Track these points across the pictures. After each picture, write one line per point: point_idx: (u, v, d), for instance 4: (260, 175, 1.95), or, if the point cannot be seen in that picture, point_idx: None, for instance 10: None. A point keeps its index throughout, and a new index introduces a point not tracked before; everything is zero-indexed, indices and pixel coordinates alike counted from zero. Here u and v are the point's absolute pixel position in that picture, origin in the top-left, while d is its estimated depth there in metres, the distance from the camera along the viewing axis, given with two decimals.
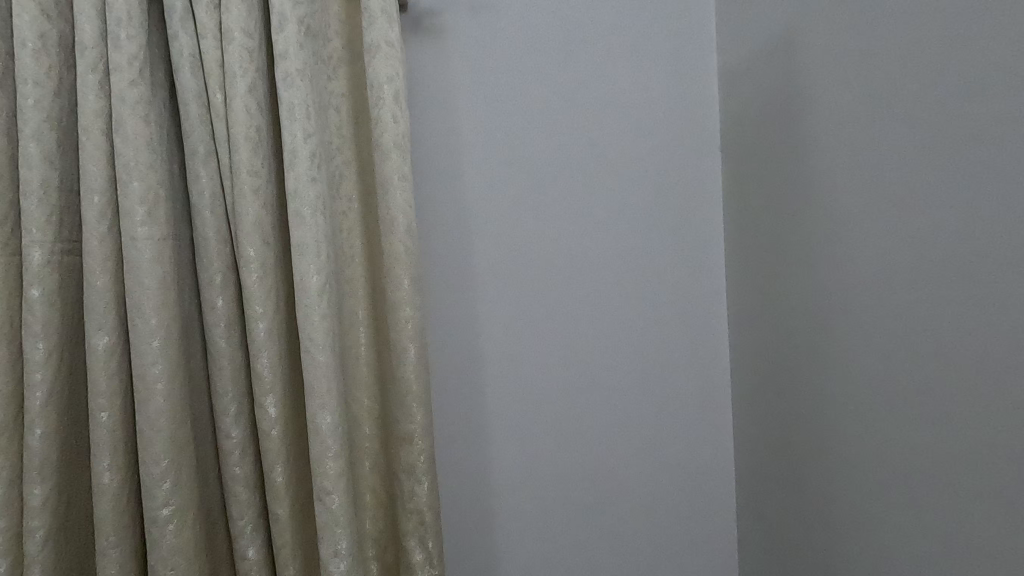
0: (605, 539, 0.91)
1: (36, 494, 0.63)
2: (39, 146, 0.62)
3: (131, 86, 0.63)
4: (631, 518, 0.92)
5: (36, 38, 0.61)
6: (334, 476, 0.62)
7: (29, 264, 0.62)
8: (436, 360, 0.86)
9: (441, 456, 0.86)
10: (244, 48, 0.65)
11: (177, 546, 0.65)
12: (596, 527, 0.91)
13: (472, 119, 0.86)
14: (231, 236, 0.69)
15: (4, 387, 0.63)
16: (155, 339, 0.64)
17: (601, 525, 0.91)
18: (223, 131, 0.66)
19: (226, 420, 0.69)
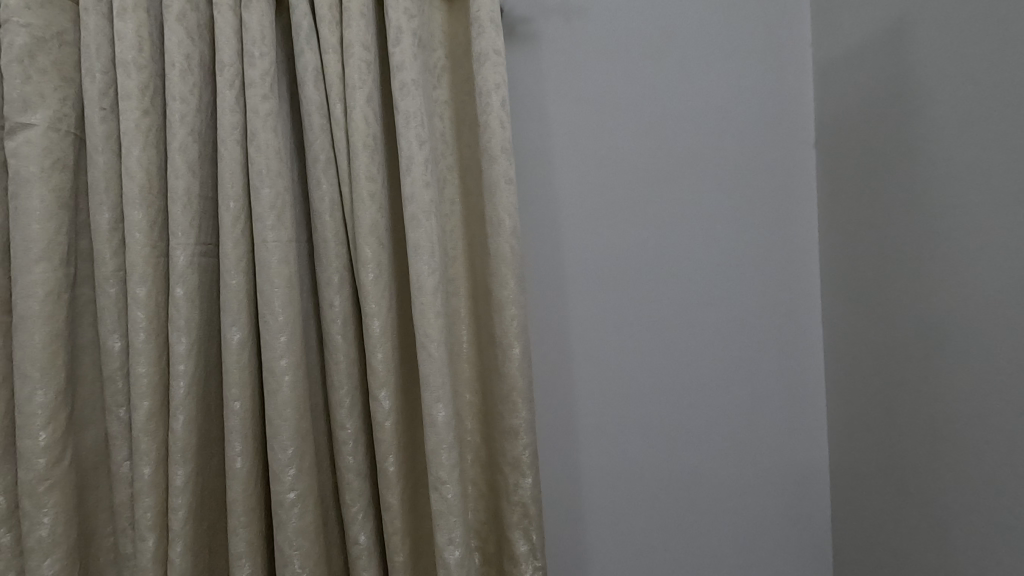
0: (694, 539, 0.91)
1: (179, 474, 0.69)
2: (184, 157, 0.68)
3: (264, 101, 0.68)
4: (721, 519, 0.91)
5: (183, 58, 0.68)
6: (449, 466, 0.65)
7: (175, 264, 0.68)
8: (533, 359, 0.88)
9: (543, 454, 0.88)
10: (364, 61, 0.69)
11: (300, 528, 0.70)
12: (685, 527, 0.90)
13: (563, 122, 0.88)
14: (348, 238, 0.73)
15: (152, 376, 0.69)
16: (283, 334, 0.69)
17: (690, 526, 0.91)
18: (342, 139, 0.71)
19: (341, 412, 0.73)
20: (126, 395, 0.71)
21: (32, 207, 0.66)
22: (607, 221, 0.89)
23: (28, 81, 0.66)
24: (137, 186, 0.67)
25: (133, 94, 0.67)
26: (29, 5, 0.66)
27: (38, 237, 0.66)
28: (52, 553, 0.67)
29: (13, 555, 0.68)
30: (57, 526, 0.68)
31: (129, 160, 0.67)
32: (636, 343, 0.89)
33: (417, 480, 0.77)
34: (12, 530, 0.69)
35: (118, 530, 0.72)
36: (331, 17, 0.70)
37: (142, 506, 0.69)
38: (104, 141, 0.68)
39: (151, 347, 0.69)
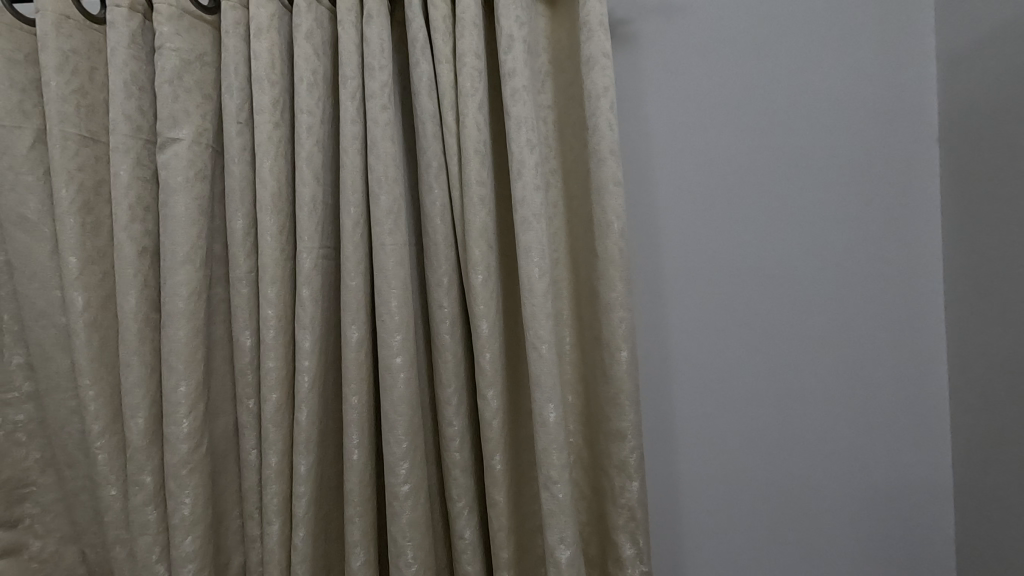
0: (798, 551, 0.88)
1: (302, 463, 0.73)
2: (311, 166, 0.72)
3: (383, 111, 0.72)
4: (828, 532, 0.88)
5: (310, 73, 0.72)
6: (560, 465, 0.66)
7: (302, 266, 0.72)
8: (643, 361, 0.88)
9: (650, 460, 0.88)
10: (475, 69, 0.71)
11: (412, 520, 0.72)
12: (790, 539, 0.88)
13: (663, 123, 0.87)
14: (457, 241, 0.75)
15: (280, 370, 0.74)
16: (398, 333, 0.72)
17: (795, 538, 0.87)
18: (454, 145, 0.73)
19: (449, 409, 0.75)
20: (255, 388, 0.77)
21: (179, 214, 0.73)
22: (708, 222, 0.87)
23: (178, 100, 0.73)
24: (269, 193, 0.72)
25: (266, 108, 0.72)
26: (179, 31, 0.73)
27: (184, 241, 0.73)
28: (193, 530, 0.74)
29: (160, 530, 0.75)
30: (197, 506, 0.74)
31: (262, 169, 0.72)
32: (738, 348, 0.87)
33: (520, 479, 0.78)
34: (159, 507, 0.75)
35: (247, 513, 0.77)
36: (444, 28, 0.73)
37: (269, 492, 0.74)
38: (241, 153, 0.74)
39: (279, 344, 0.74)
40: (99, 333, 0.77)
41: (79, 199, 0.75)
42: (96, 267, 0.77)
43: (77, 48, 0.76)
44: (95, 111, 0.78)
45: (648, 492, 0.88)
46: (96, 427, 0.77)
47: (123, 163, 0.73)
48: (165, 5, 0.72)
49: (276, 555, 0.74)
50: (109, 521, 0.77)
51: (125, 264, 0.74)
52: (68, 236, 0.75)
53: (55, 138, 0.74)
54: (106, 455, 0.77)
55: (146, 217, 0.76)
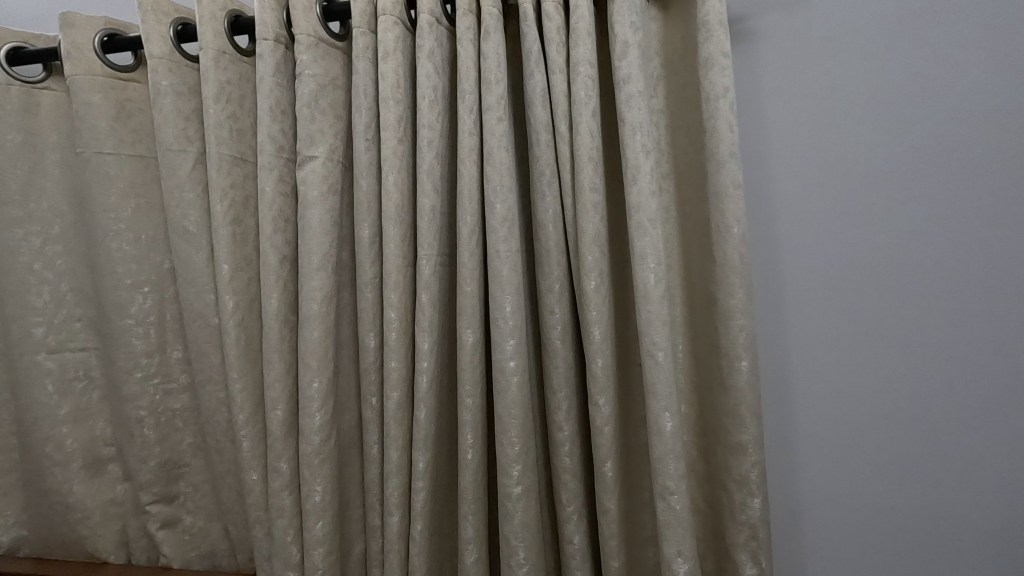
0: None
1: (421, 460, 0.77)
2: (431, 178, 0.76)
3: (499, 122, 0.74)
4: (972, 560, 0.81)
5: (431, 90, 0.76)
6: (677, 476, 0.65)
7: (421, 273, 0.77)
8: (764, 364, 0.87)
9: (771, 467, 0.88)
10: (589, 77, 0.72)
11: (525, 522, 0.74)
12: (924, 560, 0.82)
13: (783, 123, 0.84)
14: (568, 247, 0.76)
15: (401, 371, 0.78)
16: (512, 338, 0.74)
17: (931, 561, 0.82)
18: (567, 153, 0.74)
19: (559, 415, 0.76)
20: (378, 386, 0.82)
21: (314, 225, 0.79)
22: (834, 227, 0.83)
23: (314, 121, 0.80)
24: (393, 204, 0.77)
25: (392, 125, 0.77)
26: (316, 58, 0.80)
27: (318, 249, 0.80)
28: (324, 516, 0.80)
29: (294, 514, 0.82)
30: (327, 494, 0.80)
31: (387, 183, 0.77)
32: (869, 359, 0.83)
33: (632, 488, 0.77)
34: (293, 493, 0.82)
35: (369, 504, 0.83)
36: (558, 39, 0.74)
37: (391, 486, 0.78)
38: (368, 167, 0.79)
39: (401, 346, 0.78)
40: (245, 332, 0.86)
41: (230, 213, 0.85)
42: (243, 272, 0.86)
43: (230, 79, 0.85)
44: (243, 134, 0.87)
45: (770, 499, 0.88)
46: (242, 417, 0.85)
47: (268, 179, 0.81)
48: (305, 36, 0.79)
49: (396, 546, 0.78)
50: (250, 502, 0.85)
51: (269, 270, 0.82)
52: (221, 246, 0.84)
53: (213, 158, 0.83)
54: (249, 443, 0.85)
55: (287, 228, 0.83)
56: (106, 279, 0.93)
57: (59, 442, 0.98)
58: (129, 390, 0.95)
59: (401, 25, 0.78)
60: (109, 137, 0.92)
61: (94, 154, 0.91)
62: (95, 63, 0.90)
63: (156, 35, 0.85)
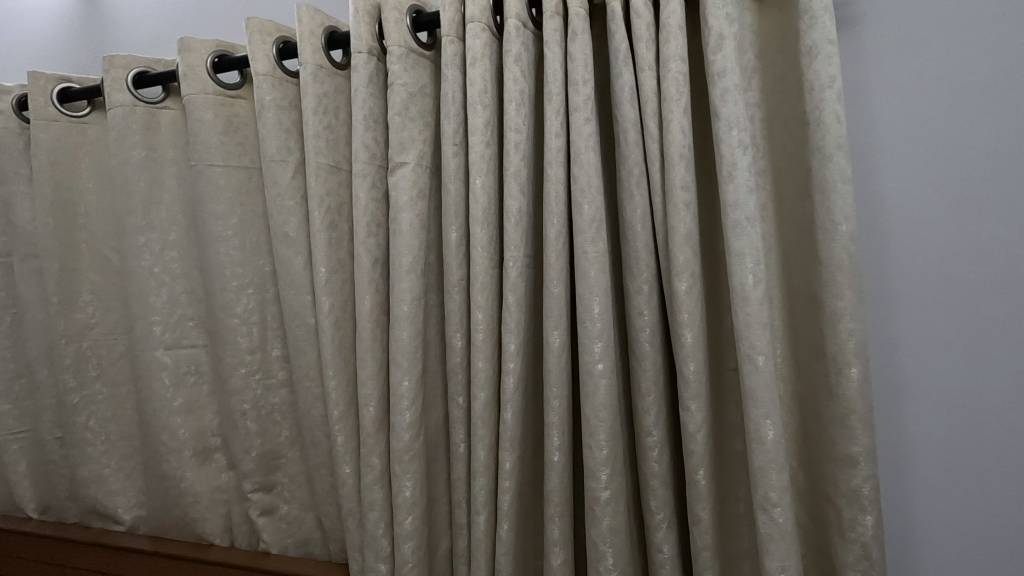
0: None
1: (507, 460, 0.77)
2: (518, 180, 0.77)
3: (586, 123, 0.74)
4: None
5: (518, 94, 0.77)
6: (780, 487, 0.62)
7: (508, 275, 0.77)
8: (876, 372, 0.81)
9: (885, 482, 0.81)
10: (680, 73, 0.70)
11: (613, 527, 0.73)
12: None
13: (895, 113, 0.79)
14: (657, 247, 0.74)
15: (488, 372, 0.79)
16: (600, 340, 0.73)
17: None
18: (656, 151, 0.72)
19: (648, 419, 0.74)
20: (464, 386, 0.83)
21: (405, 229, 0.82)
22: (954, 225, 0.77)
23: (405, 128, 0.83)
24: (481, 207, 0.78)
25: (479, 129, 0.78)
26: (407, 68, 0.83)
27: (408, 252, 0.82)
28: (413, 511, 0.82)
29: (384, 508, 0.85)
30: (416, 490, 0.83)
31: (475, 186, 0.78)
32: (999, 368, 0.76)
33: (726, 497, 0.74)
34: (384, 487, 0.85)
35: (455, 502, 0.84)
36: (647, 36, 0.72)
37: (478, 485, 0.79)
38: (456, 172, 0.81)
39: (488, 347, 0.79)
40: (340, 331, 0.90)
41: (327, 218, 0.89)
42: (338, 274, 0.91)
43: (327, 92, 0.90)
44: (338, 143, 0.92)
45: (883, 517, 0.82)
46: (337, 412, 0.89)
47: (362, 185, 0.85)
48: (397, 47, 0.83)
49: (482, 544, 0.79)
50: (344, 495, 0.89)
51: (362, 272, 0.85)
52: (319, 249, 0.89)
53: (312, 167, 0.88)
54: (344, 437, 0.90)
55: (379, 232, 0.87)
56: (216, 281, 1.00)
57: (173, 431, 1.06)
58: (234, 384, 1.02)
59: (488, 31, 0.80)
60: (220, 150, 0.99)
61: (207, 167, 0.98)
62: (208, 83, 0.98)
63: (262, 54, 0.91)
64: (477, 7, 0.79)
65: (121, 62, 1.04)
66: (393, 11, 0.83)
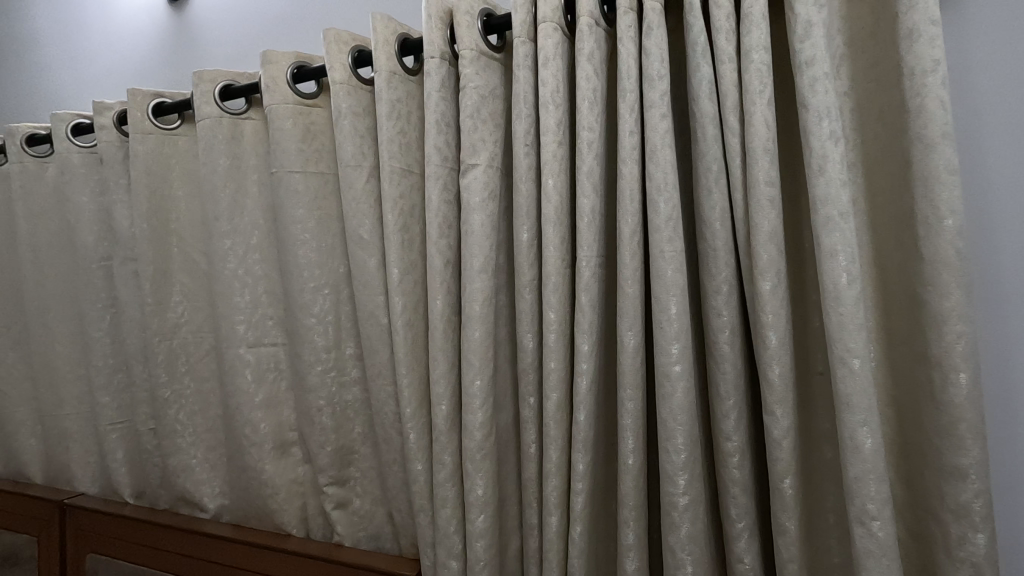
0: None
1: (580, 462, 0.76)
2: (591, 179, 0.76)
3: (662, 119, 0.72)
4: None
5: (590, 92, 0.76)
6: (879, 499, 0.58)
7: (581, 275, 0.77)
8: (986, 379, 0.75)
9: (998, 498, 0.75)
10: (763, 64, 0.67)
11: (692, 534, 0.70)
12: None
13: (1008, 97, 0.72)
14: (738, 246, 0.71)
15: (560, 373, 0.79)
16: (677, 341, 0.71)
17: None
18: (736, 146, 0.70)
19: (728, 424, 0.72)
20: (535, 386, 0.83)
21: (476, 230, 0.83)
22: None
23: (476, 131, 0.84)
24: (553, 207, 0.78)
25: (552, 129, 0.78)
26: (478, 71, 0.84)
27: (480, 253, 0.83)
28: (485, 509, 0.83)
29: (456, 506, 0.86)
30: (488, 488, 0.83)
31: (547, 186, 0.78)
32: None
33: (813, 508, 0.70)
34: (456, 485, 0.87)
35: (526, 502, 0.84)
36: (728, 27, 0.70)
37: (550, 486, 0.79)
38: (527, 172, 0.81)
39: (560, 347, 0.79)
40: (412, 331, 0.92)
41: (399, 220, 0.92)
42: (410, 275, 0.93)
43: (400, 97, 0.92)
44: (411, 147, 0.94)
45: (997, 536, 0.75)
46: (410, 410, 0.91)
47: (435, 188, 0.87)
48: (469, 50, 0.84)
49: (555, 545, 0.79)
50: (416, 492, 0.91)
51: (435, 273, 0.87)
52: (392, 251, 0.91)
53: (386, 171, 0.91)
54: (416, 435, 0.92)
55: (450, 233, 0.88)
56: (294, 283, 1.05)
57: (255, 425, 1.12)
58: (311, 381, 1.06)
59: (560, 31, 0.79)
60: (298, 157, 1.04)
61: (287, 173, 1.03)
62: (287, 93, 1.03)
63: (338, 63, 0.95)
64: (549, 7, 0.79)
65: (209, 76, 1.10)
66: (465, 16, 0.84)
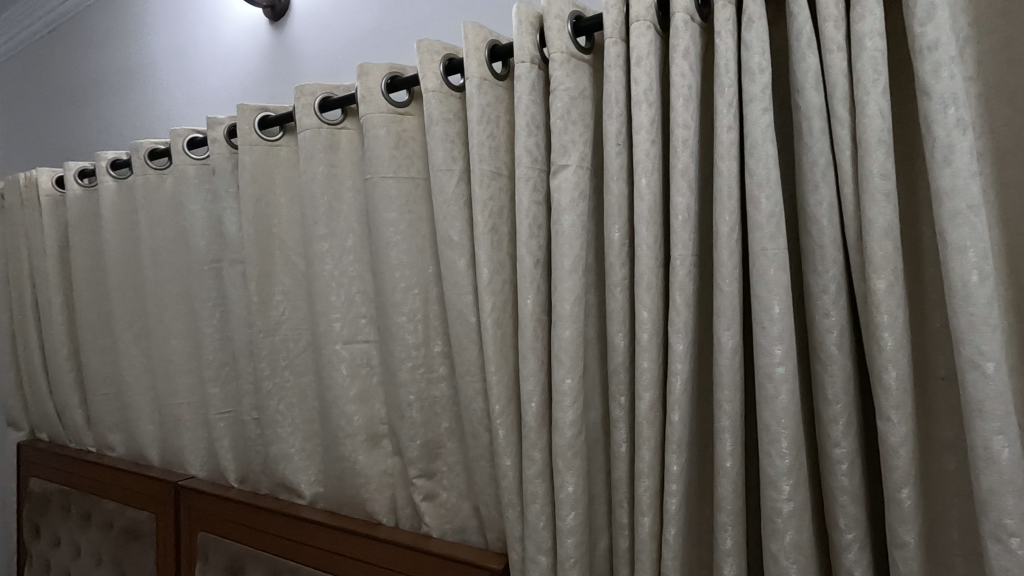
0: None
1: (675, 463, 0.76)
2: (686, 177, 0.75)
3: (763, 113, 0.70)
4: None
5: (686, 88, 0.75)
6: (1017, 514, 0.54)
7: (676, 274, 0.76)
8: None
9: None
10: (877, 51, 0.64)
11: (797, 543, 0.68)
12: None
13: None
14: (847, 243, 0.68)
15: (654, 373, 0.78)
16: (780, 342, 0.69)
17: None
18: (846, 138, 0.67)
19: (836, 429, 0.68)
20: (627, 386, 0.83)
21: (566, 230, 0.84)
22: None
23: (567, 132, 0.85)
24: (646, 206, 0.78)
25: (644, 127, 0.78)
26: (568, 73, 0.85)
27: (570, 252, 0.84)
28: (576, 507, 0.84)
29: (545, 502, 0.87)
30: (578, 486, 0.84)
31: (640, 185, 0.78)
32: None
33: (933, 521, 0.66)
34: (545, 482, 0.88)
35: (617, 502, 0.84)
36: (837, 14, 0.67)
37: (643, 486, 0.78)
38: (619, 171, 0.81)
39: (653, 347, 0.78)
40: (501, 329, 0.95)
41: (489, 221, 0.94)
42: (499, 275, 0.95)
43: (490, 102, 0.95)
44: (500, 150, 0.97)
45: None
46: (499, 407, 0.94)
47: (525, 189, 0.88)
48: (559, 53, 0.85)
49: (648, 547, 0.78)
50: (505, 487, 0.93)
51: (525, 272, 0.88)
52: (482, 251, 0.93)
53: (477, 174, 0.94)
54: (505, 431, 0.94)
55: (540, 233, 0.90)
56: (386, 283, 1.10)
57: (349, 418, 1.18)
58: (401, 377, 1.11)
59: (653, 28, 0.79)
60: (391, 162, 1.09)
61: (381, 179, 1.08)
62: (382, 103, 1.08)
63: (431, 72, 0.99)
64: (642, 5, 0.79)
65: (309, 90, 1.18)
66: (556, 19, 0.85)
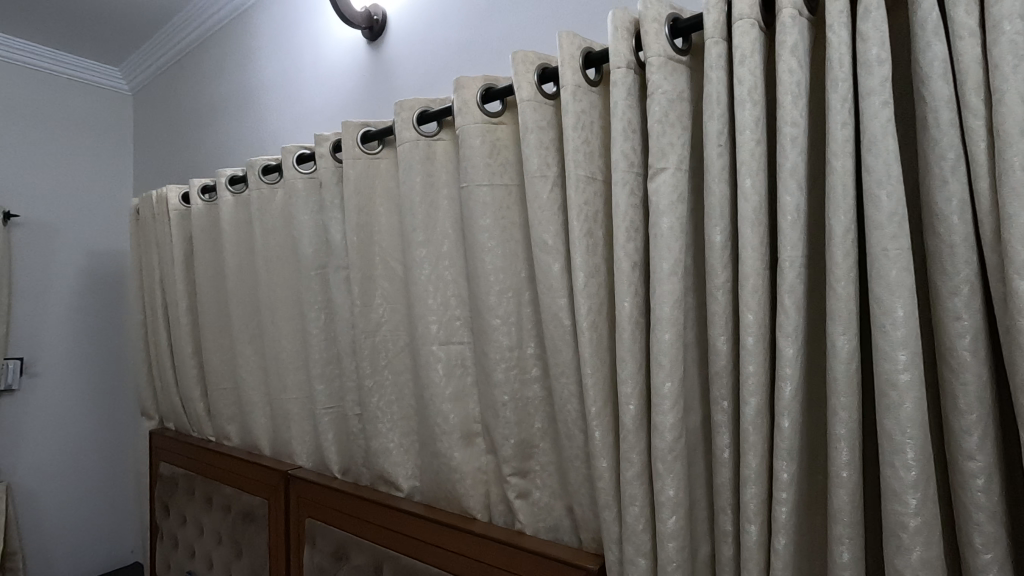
0: None
1: (785, 470, 0.73)
2: (795, 175, 0.73)
3: (883, 107, 0.67)
4: None
5: (794, 85, 0.73)
6: None
7: (785, 276, 0.74)
8: None
9: None
10: (1018, 35, 0.59)
11: (925, 559, 0.64)
12: None
13: None
14: (982, 241, 0.64)
15: (761, 377, 0.77)
16: (904, 347, 0.65)
17: None
18: (979, 130, 0.62)
19: (970, 441, 0.64)
20: (729, 390, 0.81)
21: (665, 232, 0.84)
22: None
23: (664, 135, 0.85)
24: (750, 207, 0.76)
25: (749, 127, 0.76)
26: (666, 76, 0.85)
27: (669, 255, 0.84)
28: (676, 511, 0.83)
29: (644, 504, 0.87)
30: (679, 489, 0.83)
31: (744, 186, 0.77)
32: None
33: None
34: (644, 484, 0.88)
35: (719, 508, 0.82)
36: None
37: (749, 493, 0.77)
38: (721, 173, 0.80)
39: (759, 351, 0.76)
40: (596, 332, 0.96)
41: (584, 225, 0.96)
42: (594, 278, 0.96)
43: (584, 108, 0.97)
44: (594, 155, 0.98)
45: None
46: (595, 408, 0.95)
47: (622, 193, 0.89)
48: (657, 56, 0.85)
49: (755, 555, 0.76)
50: (601, 488, 0.94)
51: (622, 275, 0.89)
52: (578, 255, 0.95)
53: (572, 179, 0.95)
54: (601, 433, 0.94)
55: (636, 237, 0.90)
56: (482, 286, 1.14)
57: (445, 415, 1.23)
58: (496, 377, 1.14)
59: (758, 26, 0.77)
60: (485, 171, 1.13)
61: (476, 186, 1.13)
62: (477, 113, 1.13)
63: (526, 81, 1.02)
64: (746, 4, 0.77)
65: (408, 104, 1.25)
66: (653, 23, 0.85)
